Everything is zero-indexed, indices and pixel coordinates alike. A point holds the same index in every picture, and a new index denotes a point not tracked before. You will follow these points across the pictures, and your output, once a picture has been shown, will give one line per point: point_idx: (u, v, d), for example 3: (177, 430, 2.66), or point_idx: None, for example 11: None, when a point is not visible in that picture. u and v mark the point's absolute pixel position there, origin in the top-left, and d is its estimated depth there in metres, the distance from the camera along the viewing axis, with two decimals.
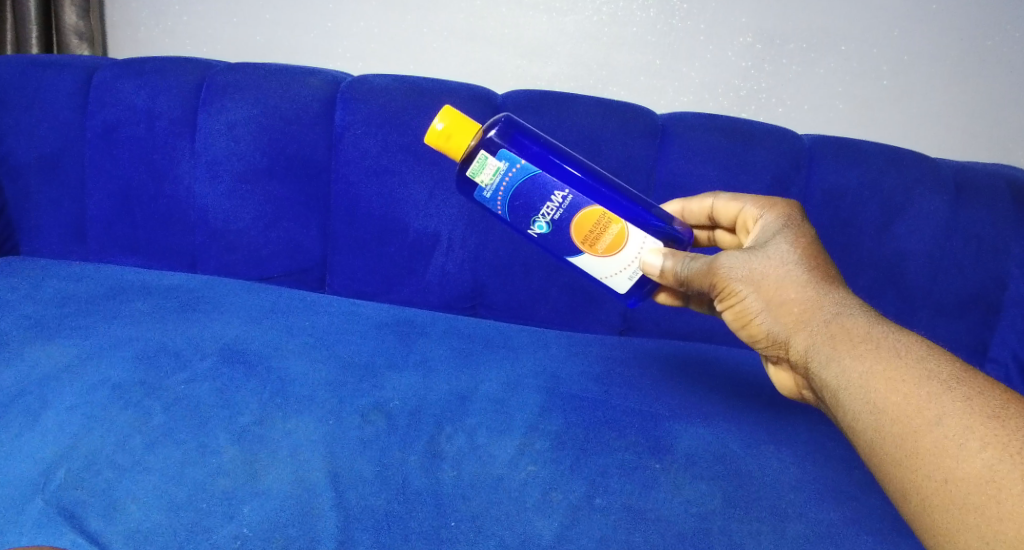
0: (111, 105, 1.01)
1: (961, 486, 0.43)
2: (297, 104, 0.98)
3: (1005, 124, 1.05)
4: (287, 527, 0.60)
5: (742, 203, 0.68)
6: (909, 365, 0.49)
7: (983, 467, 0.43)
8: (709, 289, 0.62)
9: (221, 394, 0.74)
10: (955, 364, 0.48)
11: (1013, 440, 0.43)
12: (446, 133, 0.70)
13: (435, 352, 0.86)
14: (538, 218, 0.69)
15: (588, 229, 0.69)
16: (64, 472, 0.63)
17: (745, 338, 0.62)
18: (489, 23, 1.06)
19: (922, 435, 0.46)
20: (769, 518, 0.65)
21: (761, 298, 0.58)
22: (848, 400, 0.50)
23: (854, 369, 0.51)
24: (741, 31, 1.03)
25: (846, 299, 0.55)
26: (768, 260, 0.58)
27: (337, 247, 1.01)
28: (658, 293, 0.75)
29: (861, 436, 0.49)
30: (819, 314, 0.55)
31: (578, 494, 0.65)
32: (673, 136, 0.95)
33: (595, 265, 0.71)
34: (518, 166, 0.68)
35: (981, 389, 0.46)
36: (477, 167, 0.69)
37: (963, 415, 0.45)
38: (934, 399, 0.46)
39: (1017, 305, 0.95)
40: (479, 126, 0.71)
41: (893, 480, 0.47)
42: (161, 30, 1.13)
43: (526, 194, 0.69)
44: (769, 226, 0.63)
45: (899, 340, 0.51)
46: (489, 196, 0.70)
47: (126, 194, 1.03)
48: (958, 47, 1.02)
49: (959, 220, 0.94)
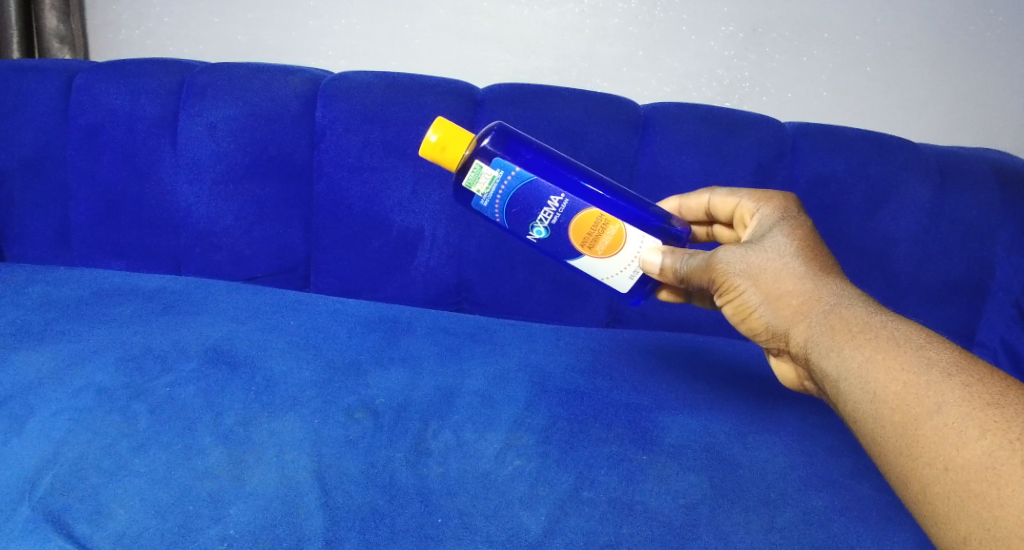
0: (92, 108, 0.99)
1: (960, 474, 0.43)
2: (279, 103, 0.97)
3: (988, 107, 1.06)
4: (273, 527, 0.59)
5: (738, 198, 0.68)
6: (909, 354, 0.48)
7: (984, 455, 0.42)
8: (708, 285, 0.61)
9: (206, 396, 0.73)
10: (954, 353, 0.48)
11: (1013, 426, 0.42)
12: (439, 144, 0.69)
13: (420, 348, 0.85)
14: (535, 224, 0.69)
15: (587, 230, 0.68)
16: (50, 477, 0.62)
17: (745, 332, 0.61)
18: (471, 18, 1.05)
19: (923, 423, 0.45)
20: (757, 506, 0.65)
21: (760, 291, 0.58)
22: (848, 390, 0.50)
23: (854, 358, 0.50)
24: (723, 21, 1.03)
25: (844, 290, 0.54)
26: (766, 253, 0.58)
27: (321, 245, 1.01)
28: (659, 292, 0.75)
29: (862, 426, 0.49)
30: (817, 306, 0.54)
31: (563, 487, 0.65)
32: (655, 127, 0.95)
33: (595, 267, 0.70)
34: (512, 174, 0.67)
35: (980, 376, 0.46)
36: (473, 177, 0.69)
37: (963, 403, 0.45)
38: (934, 387, 0.46)
39: (996, 288, 0.96)
40: (471, 136, 0.71)
41: (894, 470, 0.47)
42: (143, 32, 1.12)
43: (523, 200, 0.68)
44: (765, 219, 0.63)
45: (898, 329, 0.50)
46: (485, 205, 0.70)
47: (110, 197, 1.02)
48: (942, 36, 1.02)
49: (940, 205, 0.95)
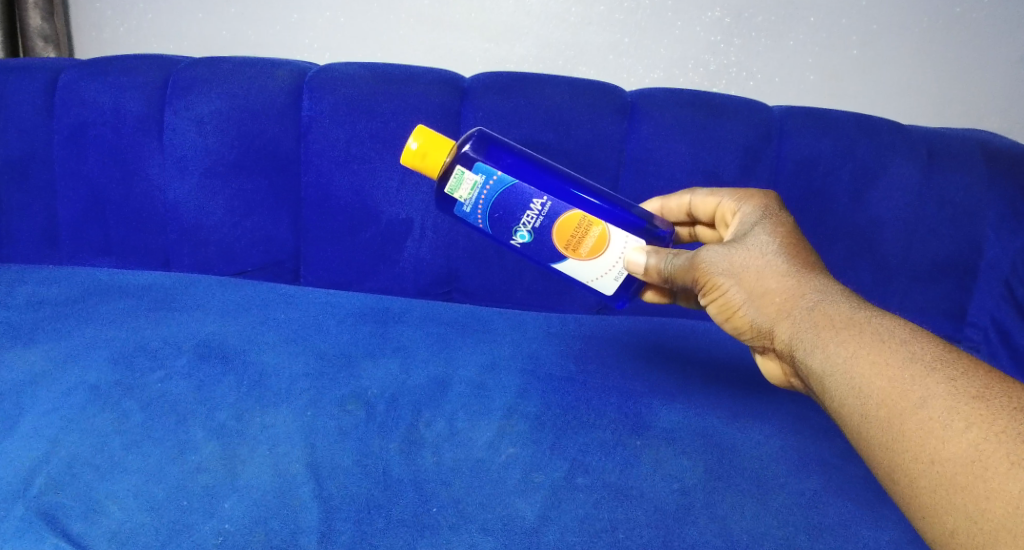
0: (76, 106, 0.98)
1: (946, 467, 0.43)
2: (263, 97, 0.96)
3: (975, 87, 1.05)
4: (267, 520, 0.60)
5: (719, 197, 0.68)
6: (893, 349, 0.49)
7: (969, 447, 0.43)
8: (692, 284, 0.62)
9: (198, 391, 0.73)
10: (938, 346, 0.48)
11: (998, 419, 0.43)
12: (420, 151, 0.70)
13: (412, 338, 0.86)
14: (519, 228, 0.69)
15: (570, 233, 0.68)
16: (44, 476, 0.63)
17: (731, 330, 0.61)
18: (455, 8, 1.04)
19: (909, 418, 0.46)
20: (751, 488, 0.66)
21: (743, 289, 0.58)
22: (834, 386, 0.50)
23: (839, 355, 0.50)
24: (708, 6, 1.02)
25: (827, 286, 0.55)
26: (749, 251, 0.58)
27: (309, 238, 1.00)
28: (646, 291, 0.75)
29: (849, 421, 0.49)
30: (801, 303, 0.55)
31: (557, 474, 0.66)
32: (640, 114, 0.95)
33: (580, 269, 0.70)
34: (495, 178, 0.68)
35: (964, 370, 0.46)
36: (455, 183, 0.69)
37: (949, 397, 0.45)
38: (918, 382, 0.46)
39: (987, 264, 0.96)
40: (454, 142, 0.71)
41: (881, 465, 0.47)
42: (126, 30, 1.10)
43: (505, 205, 0.68)
44: (747, 218, 0.63)
45: (882, 324, 0.51)
46: (468, 211, 0.70)
47: (98, 195, 1.01)
48: (929, 17, 1.01)
49: (930, 184, 0.95)
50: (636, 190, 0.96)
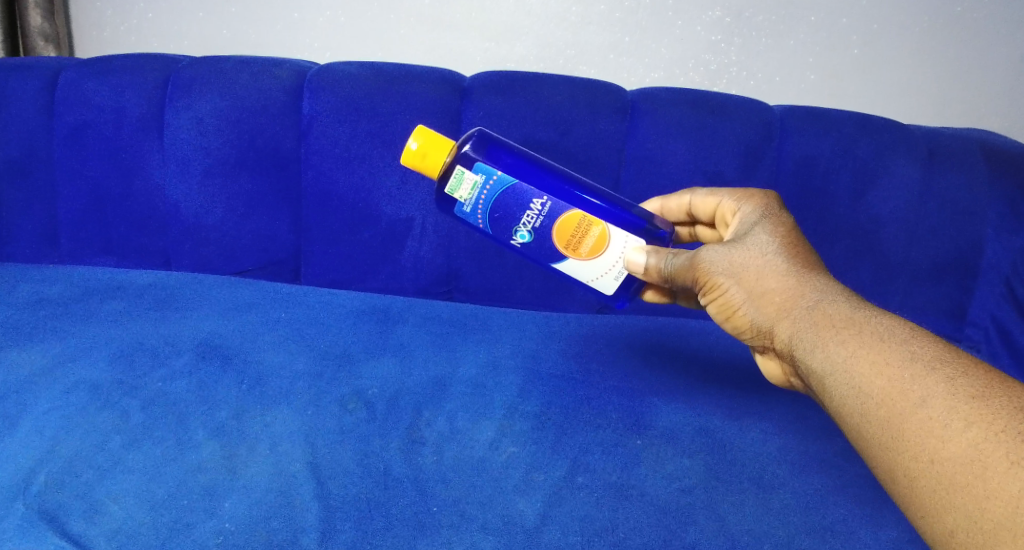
0: (77, 105, 0.98)
1: (946, 467, 0.43)
2: (263, 97, 0.96)
3: (976, 87, 1.05)
4: (267, 519, 0.60)
5: (719, 197, 0.68)
6: (893, 349, 0.49)
7: (969, 447, 0.43)
8: (692, 284, 0.62)
9: (199, 390, 0.73)
10: (938, 346, 0.48)
11: (998, 419, 0.43)
12: (420, 152, 0.70)
13: (413, 338, 0.86)
14: (519, 228, 0.69)
15: (570, 233, 0.68)
16: (44, 476, 0.63)
17: (731, 330, 0.61)
18: (455, 7, 1.04)
19: (909, 417, 0.46)
20: (751, 488, 0.66)
21: (743, 289, 0.58)
22: (834, 386, 0.50)
23: (838, 354, 0.50)
24: (709, 6, 1.02)
25: (827, 286, 0.55)
26: (749, 251, 0.58)
27: (310, 237, 1.00)
28: (646, 291, 0.75)
29: (849, 421, 0.49)
30: (801, 303, 0.55)
31: (558, 473, 0.66)
32: (641, 113, 0.95)
33: (580, 269, 0.70)
34: (495, 179, 0.68)
35: (964, 369, 0.46)
36: (455, 183, 0.69)
37: (948, 396, 0.45)
38: (918, 381, 0.46)
39: (988, 264, 0.96)
40: (454, 142, 0.71)
41: (881, 465, 0.47)
42: (126, 29, 1.10)
43: (505, 205, 0.68)
44: (747, 218, 0.63)
45: (882, 324, 0.51)
46: (468, 211, 0.70)
47: (98, 194, 1.01)
48: (930, 17, 1.01)
49: (931, 184, 0.94)
50: (636, 189, 0.96)
